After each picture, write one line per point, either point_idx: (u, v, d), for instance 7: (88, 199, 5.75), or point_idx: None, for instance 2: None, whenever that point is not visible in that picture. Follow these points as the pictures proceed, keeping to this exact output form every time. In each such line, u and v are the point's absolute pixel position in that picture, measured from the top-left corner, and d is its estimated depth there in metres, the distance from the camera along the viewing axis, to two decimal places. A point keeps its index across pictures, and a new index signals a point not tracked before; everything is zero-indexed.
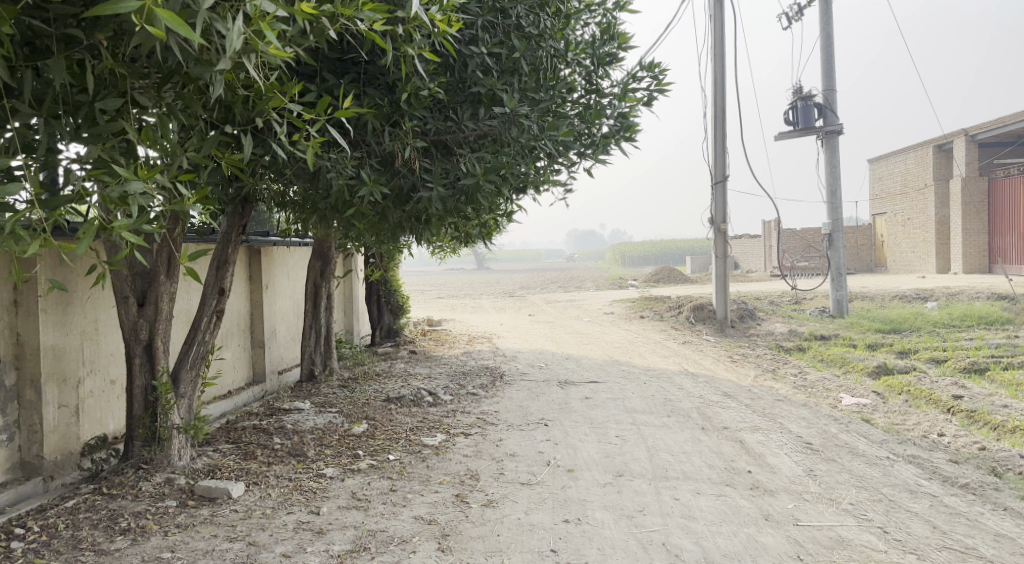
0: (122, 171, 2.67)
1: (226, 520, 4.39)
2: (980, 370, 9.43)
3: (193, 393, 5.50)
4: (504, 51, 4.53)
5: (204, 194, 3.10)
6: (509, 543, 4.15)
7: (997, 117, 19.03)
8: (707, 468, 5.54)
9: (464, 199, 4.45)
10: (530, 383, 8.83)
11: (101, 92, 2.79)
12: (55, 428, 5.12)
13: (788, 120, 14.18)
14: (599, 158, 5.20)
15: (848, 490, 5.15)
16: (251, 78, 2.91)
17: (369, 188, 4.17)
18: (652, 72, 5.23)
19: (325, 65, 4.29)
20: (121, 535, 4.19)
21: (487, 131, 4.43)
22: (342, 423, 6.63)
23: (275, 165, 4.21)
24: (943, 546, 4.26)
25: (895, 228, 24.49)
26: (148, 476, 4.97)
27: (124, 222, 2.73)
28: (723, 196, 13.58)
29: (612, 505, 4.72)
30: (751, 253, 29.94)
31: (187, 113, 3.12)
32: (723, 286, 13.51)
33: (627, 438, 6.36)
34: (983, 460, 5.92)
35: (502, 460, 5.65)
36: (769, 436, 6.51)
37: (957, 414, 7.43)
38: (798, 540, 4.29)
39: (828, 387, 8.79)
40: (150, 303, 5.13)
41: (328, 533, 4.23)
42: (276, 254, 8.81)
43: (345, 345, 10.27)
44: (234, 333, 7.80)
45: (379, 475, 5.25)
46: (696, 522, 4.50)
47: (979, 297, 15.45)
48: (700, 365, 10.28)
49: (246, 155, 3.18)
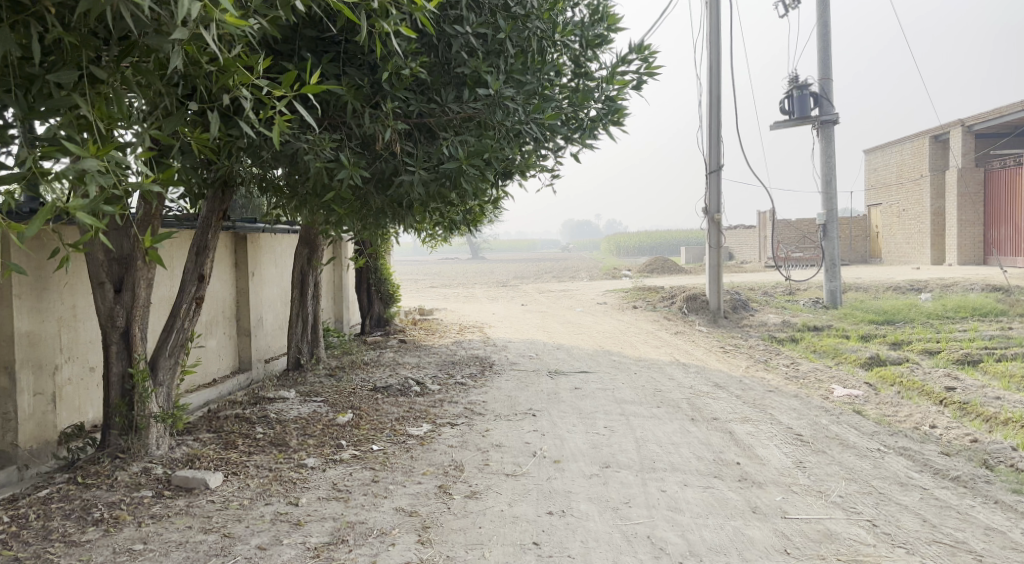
0: (76, 146, 2.55)
1: (202, 511, 4.30)
2: (973, 361, 9.37)
3: (172, 380, 5.39)
4: (489, 31, 4.41)
5: (169, 174, 2.97)
6: (490, 535, 4.06)
7: (994, 108, 18.93)
8: (695, 460, 5.46)
9: (448, 183, 4.33)
10: (519, 372, 8.74)
11: (55, 64, 2.68)
12: (31, 417, 5.00)
13: (784, 109, 14.06)
14: (587, 142, 5.09)
15: (837, 482, 5.07)
16: (213, 52, 2.83)
17: (348, 172, 4.05)
18: (641, 54, 5.10)
19: (304, 45, 4.21)
20: (93, 526, 4.09)
21: (472, 114, 4.34)
22: (327, 412, 6.54)
23: (251, 148, 4.10)
24: (932, 540, 4.18)
25: (890, 220, 24.44)
26: (124, 465, 4.87)
27: (80, 202, 2.60)
28: (718, 185, 13.46)
29: (597, 497, 4.63)
30: (745, 243, 29.88)
31: (150, 89, 3.00)
32: (716, 277, 13.42)
33: (615, 428, 6.27)
34: (974, 452, 5.85)
35: (488, 450, 5.57)
36: (759, 427, 6.43)
37: (950, 405, 7.37)
38: (785, 533, 4.20)
39: (821, 378, 8.70)
40: (127, 289, 5.00)
41: (306, 525, 4.13)
42: (264, 241, 8.69)
43: (334, 334, 10.14)
44: (219, 321, 7.69)
45: (362, 466, 5.16)
46: (682, 515, 4.41)
47: (973, 289, 15.41)
48: (693, 355, 10.20)
49: (213, 133, 3.06)
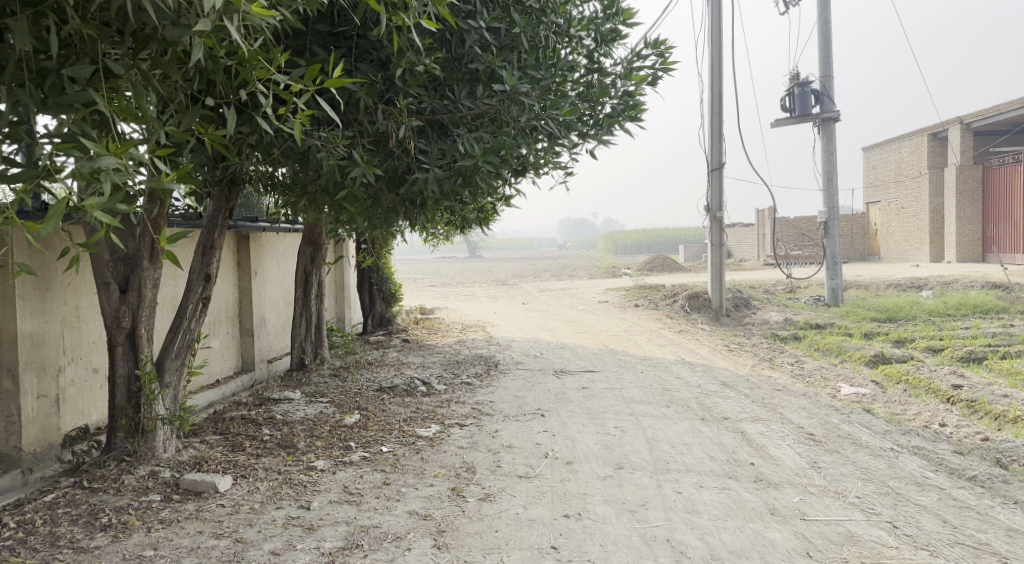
0: (92, 143, 2.46)
1: (212, 515, 4.22)
2: (978, 359, 9.33)
3: (179, 382, 5.30)
4: (503, 26, 4.34)
5: (185, 171, 2.89)
6: (508, 540, 3.99)
7: (993, 106, 18.91)
8: (709, 460, 5.40)
9: (461, 181, 4.27)
10: (526, 372, 8.66)
11: (69, 58, 2.61)
12: (35, 419, 4.91)
13: (784, 106, 14.00)
14: (602, 139, 5.03)
15: (854, 483, 5.01)
16: (234, 45, 2.79)
17: (362, 169, 3.98)
18: (657, 49, 5.04)
19: (314, 39, 4.15)
20: (102, 531, 4.01)
21: (486, 110, 4.27)
22: (333, 413, 6.46)
23: (261, 145, 4.02)
24: (955, 542, 4.12)
25: (889, 218, 24.40)
26: (131, 468, 4.79)
27: (96, 199, 2.52)
28: (719, 183, 13.39)
29: (613, 499, 4.56)
30: (744, 241, 29.84)
31: (165, 84, 2.93)
32: (719, 275, 13.35)
33: (626, 429, 6.20)
34: (987, 451, 5.80)
35: (499, 451, 5.49)
36: (770, 427, 6.37)
37: (958, 403, 7.31)
38: (806, 536, 4.14)
39: (827, 377, 8.64)
40: (133, 289, 4.92)
41: (319, 529, 4.06)
42: (267, 240, 8.61)
43: (337, 334, 10.04)
44: (222, 321, 7.60)
45: (372, 468, 5.08)
46: (700, 517, 4.34)
47: (974, 286, 15.36)
48: (697, 354, 10.14)
49: (229, 130, 3.00)
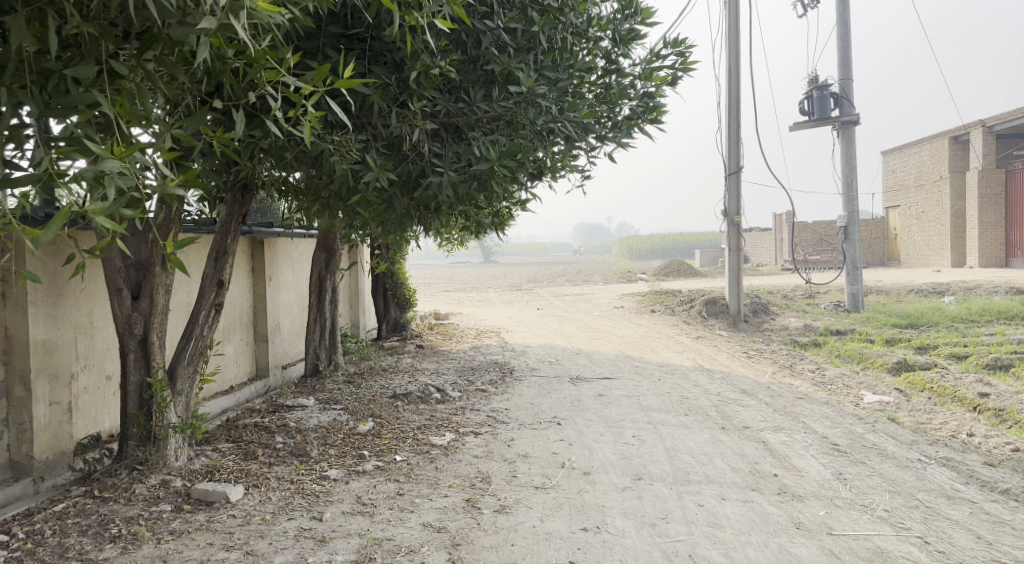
0: (93, 144, 2.40)
1: (223, 526, 4.14)
2: (1004, 366, 9.10)
3: (191, 389, 5.23)
4: (521, 26, 4.24)
5: (192, 175, 2.81)
6: (524, 554, 3.88)
7: (1016, 109, 18.58)
8: (730, 471, 5.25)
9: (477, 185, 4.18)
10: (541, 379, 8.54)
11: (74, 60, 2.57)
12: (47, 426, 4.84)
13: (803, 110, 13.80)
14: (620, 142, 4.95)
15: (881, 495, 4.85)
16: (242, 46, 2.76)
17: (375, 174, 3.91)
18: (677, 49, 4.93)
19: (327, 40, 4.09)
20: (111, 543, 3.94)
21: (502, 112, 4.18)
22: (347, 421, 6.37)
23: (273, 148, 3.95)
24: (989, 559, 3.96)
25: (908, 222, 24.06)
26: (143, 477, 4.72)
27: (99, 203, 2.45)
28: (737, 187, 13.22)
29: (632, 512, 4.43)
30: (762, 246, 29.59)
31: (170, 84, 2.88)
32: (737, 280, 13.17)
33: (645, 438, 6.06)
34: (1018, 463, 5.62)
35: (515, 461, 5.38)
36: (793, 436, 6.21)
37: (985, 412, 7.11)
38: (834, 551, 4.00)
39: (849, 384, 8.46)
40: (145, 295, 4.85)
41: (331, 542, 3.97)
42: (281, 245, 8.55)
43: (351, 340, 9.98)
44: (236, 327, 7.55)
45: (386, 477, 4.99)
46: (723, 531, 4.21)
47: (998, 291, 15.07)
48: (715, 361, 9.98)
49: (238, 133, 2.94)
